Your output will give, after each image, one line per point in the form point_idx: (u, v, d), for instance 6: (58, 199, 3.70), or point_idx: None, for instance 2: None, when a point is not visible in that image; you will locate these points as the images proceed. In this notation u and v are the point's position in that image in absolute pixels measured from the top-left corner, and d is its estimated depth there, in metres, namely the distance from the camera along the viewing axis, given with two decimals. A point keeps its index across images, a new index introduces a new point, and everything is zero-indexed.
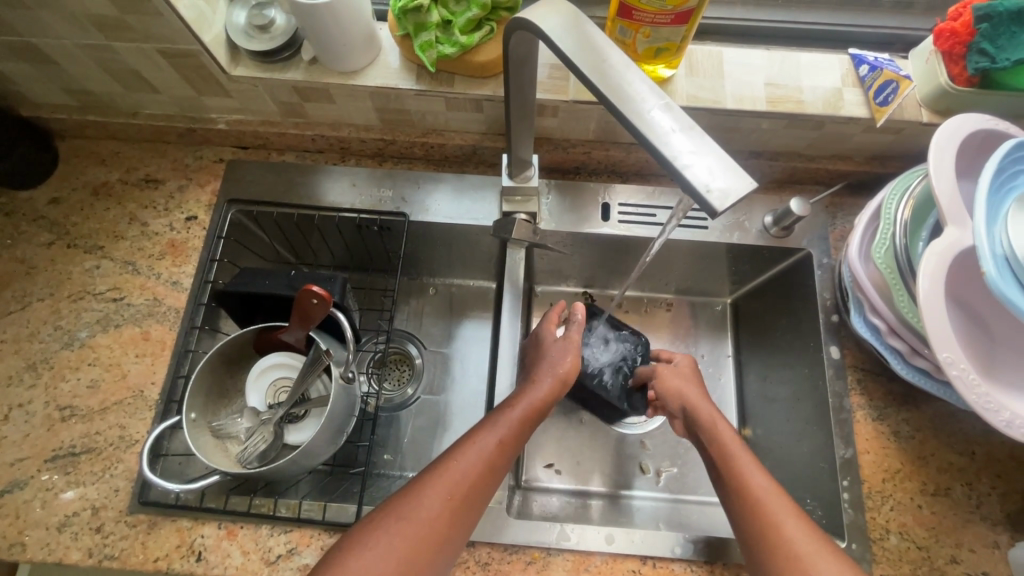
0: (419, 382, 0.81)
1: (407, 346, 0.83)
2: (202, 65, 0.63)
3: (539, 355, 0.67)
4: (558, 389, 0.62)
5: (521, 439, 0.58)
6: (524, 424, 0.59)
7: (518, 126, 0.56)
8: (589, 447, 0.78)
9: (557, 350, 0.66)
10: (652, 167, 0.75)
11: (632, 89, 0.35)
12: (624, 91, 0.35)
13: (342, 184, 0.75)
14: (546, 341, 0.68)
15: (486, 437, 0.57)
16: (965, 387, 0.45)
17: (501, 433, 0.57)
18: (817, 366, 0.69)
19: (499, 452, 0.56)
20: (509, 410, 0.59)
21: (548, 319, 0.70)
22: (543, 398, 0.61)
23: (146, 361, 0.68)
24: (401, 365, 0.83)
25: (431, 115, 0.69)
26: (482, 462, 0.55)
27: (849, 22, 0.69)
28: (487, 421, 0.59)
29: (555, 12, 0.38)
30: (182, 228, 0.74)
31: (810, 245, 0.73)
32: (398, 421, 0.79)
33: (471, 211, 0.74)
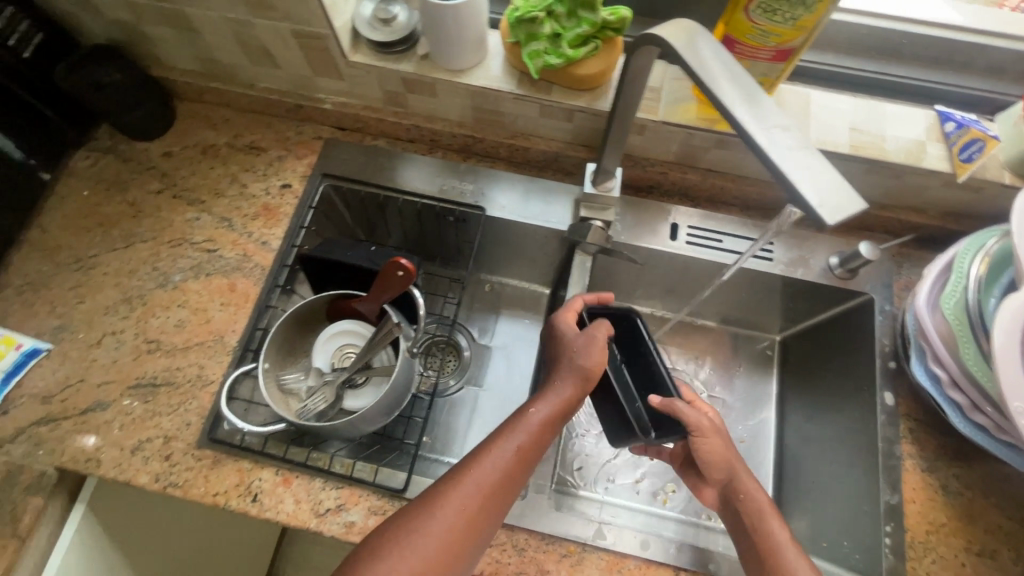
0: (463, 374, 0.84)
1: (457, 336, 0.87)
2: (326, 48, 0.69)
3: (560, 350, 0.65)
4: (581, 388, 0.61)
5: (538, 446, 0.58)
6: (545, 428, 0.58)
7: (615, 139, 0.59)
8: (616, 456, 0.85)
9: (581, 348, 0.63)
10: (724, 195, 0.77)
11: (751, 107, 0.38)
12: (744, 114, 0.38)
13: (428, 174, 0.80)
14: (567, 335, 0.65)
15: (503, 446, 0.56)
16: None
17: (520, 439, 0.56)
18: (870, 409, 0.69)
19: (517, 461, 0.55)
20: (528, 416, 0.58)
21: (568, 307, 0.68)
22: (567, 399, 0.60)
23: (230, 310, 0.73)
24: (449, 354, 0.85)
25: (523, 119, 0.74)
26: (498, 472, 0.54)
27: (938, 81, 0.71)
28: (505, 429, 0.57)
29: (692, 37, 0.42)
30: (277, 193, 0.79)
31: (872, 291, 0.73)
32: (438, 407, 0.81)
33: (544, 214, 0.77)
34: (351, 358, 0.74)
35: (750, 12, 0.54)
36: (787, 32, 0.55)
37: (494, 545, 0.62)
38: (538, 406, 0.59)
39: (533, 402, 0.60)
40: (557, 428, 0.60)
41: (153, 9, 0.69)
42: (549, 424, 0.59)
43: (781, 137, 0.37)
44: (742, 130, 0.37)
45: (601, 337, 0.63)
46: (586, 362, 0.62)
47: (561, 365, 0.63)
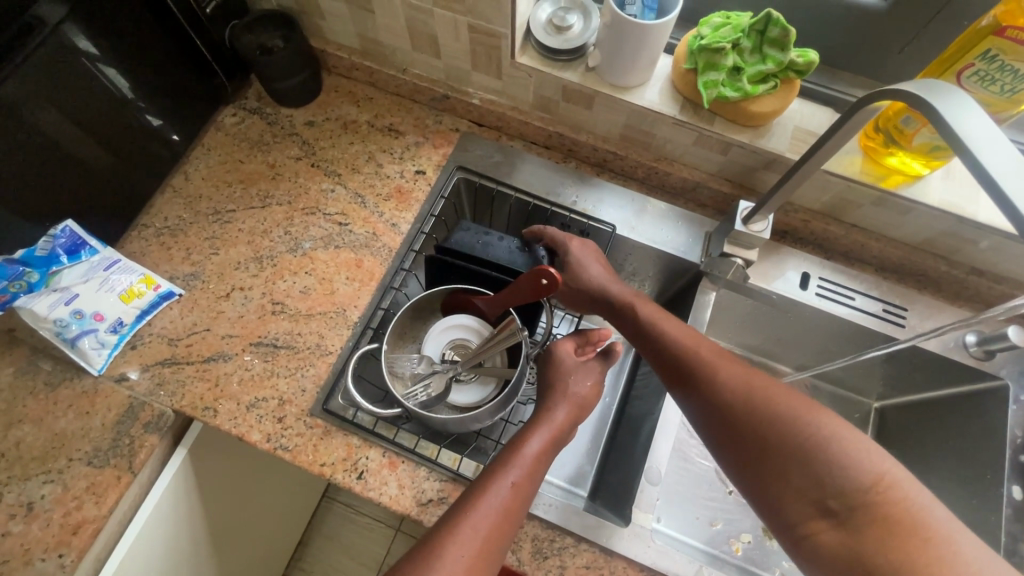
0: None
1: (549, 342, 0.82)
2: (498, 47, 0.70)
3: (553, 375, 0.66)
4: (575, 412, 0.63)
5: (533, 480, 0.57)
6: (537, 461, 0.58)
7: (790, 185, 0.59)
8: (688, 492, 0.84)
9: (577, 373, 0.66)
10: (862, 252, 0.75)
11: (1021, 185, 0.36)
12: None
13: (560, 183, 0.80)
14: (563, 364, 0.66)
15: (499, 484, 0.54)
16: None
17: (513, 476, 0.55)
18: (992, 501, 0.66)
19: (513, 497, 0.54)
20: (522, 451, 0.58)
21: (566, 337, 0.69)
22: (559, 425, 0.61)
23: (354, 285, 0.74)
24: None
25: (673, 144, 0.73)
26: (498, 510, 0.53)
27: None
28: (498, 466, 0.56)
29: (964, 109, 0.39)
30: (410, 178, 0.80)
31: (1009, 377, 0.70)
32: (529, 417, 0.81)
33: (673, 241, 0.76)
34: (462, 353, 0.74)
35: (962, 78, 0.54)
36: (997, 104, 0.54)
37: (592, 567, 0.62)
38: (531, 439, 0.59)
39: (528, 434, 0.60)
40: (549, 458, 0.60)
41: None
42: (543, 455, 0.59)
43: None
44: (1016, 213, 0.35)
45: (596, 371, 0.66)
46: (574, 386, 0.65)
47: (556, 392, 0.64)
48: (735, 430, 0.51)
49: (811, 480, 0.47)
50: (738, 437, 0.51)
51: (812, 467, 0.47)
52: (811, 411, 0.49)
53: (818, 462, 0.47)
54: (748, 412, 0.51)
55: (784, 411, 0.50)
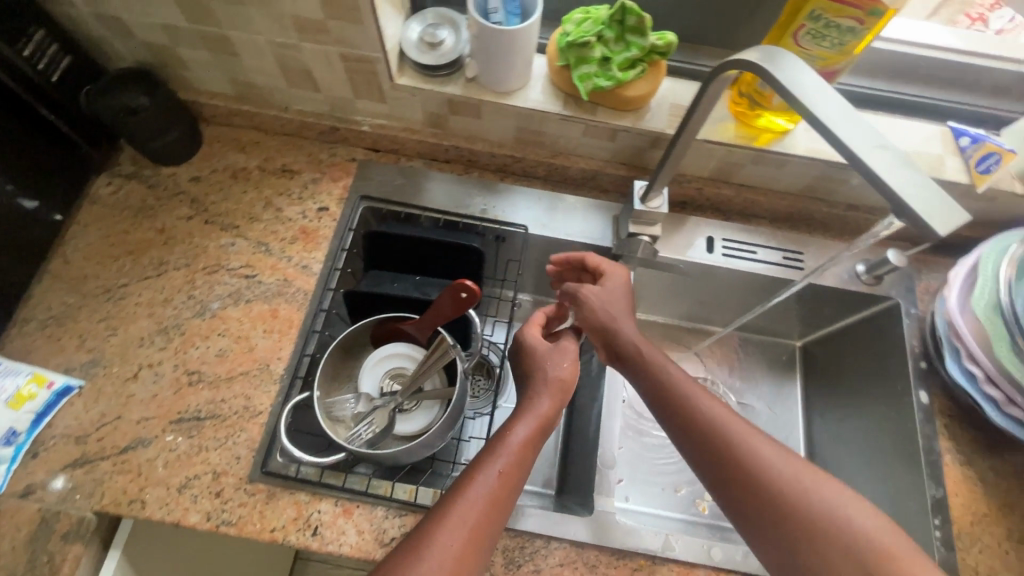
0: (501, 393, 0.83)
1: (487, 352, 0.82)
2: (373, 72, 0.69)
3: (532, 364, 0.66)
4: (560, 397, 0.62)
5: (521, 469, 0.56)
6: (526, 449, 0.57)
7: (673, 159, 0.62)
8: (647, 463, 0.87)
9: (554, 357, 0.65)
10: (754, 208, 0.80)
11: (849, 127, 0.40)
12: (849, 132, 0.40)
13: (465, 193, 0.81)
14: (539, 350, 0.66)
15: (485, 474, 0.54)
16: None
17: (502, 465, 0.55)
18: (905, 408, 0.73)
19: (503, 485, 0.54)
20: (508, 439, 0.57)
21: (533, 320, 0.70)
22: (545, 414, 0.60)
23: (273, 337, 0.71)
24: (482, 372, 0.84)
25: (565, 139, 0.75)
26: (487, 496, 0.52)
27: (951, 99, 0.75)
28: (484, 454, 0.56)
29: (788, 64, 0.43)
30: (313, 216, 0.78)
31: (898, 296, 0.77)
32: None
33: (584, 230, 0.79)
34: (400, 382, 0.72)
35: (799, 37, 0.58)
36: (832, 56, 0.59)
37: (565, 564, 0.62)
38: (517, 427, 0.58)
39: (512, 423, 0.59)
40: (538, 446, 0.59)
41: (193, 32, 0.68)
42: (530, 444, 0.58)
43: (887, 159, 0.39)
44: (851, 151, 0.39)
45: (572, 350, 0.66)
46: (557, 369, 0.64)
47: (537, 381, 0.64)
48: (773, 515, 0.52)
49: (853, 567, 0.48)
50: (779, 522, 0.52)
51: (852, 553, 0.49)
52: (849, 502, 0.51)
53: (859, 551, 0.49)
54: (786, 497, 0.52)
55: (827, 500, 0.51)
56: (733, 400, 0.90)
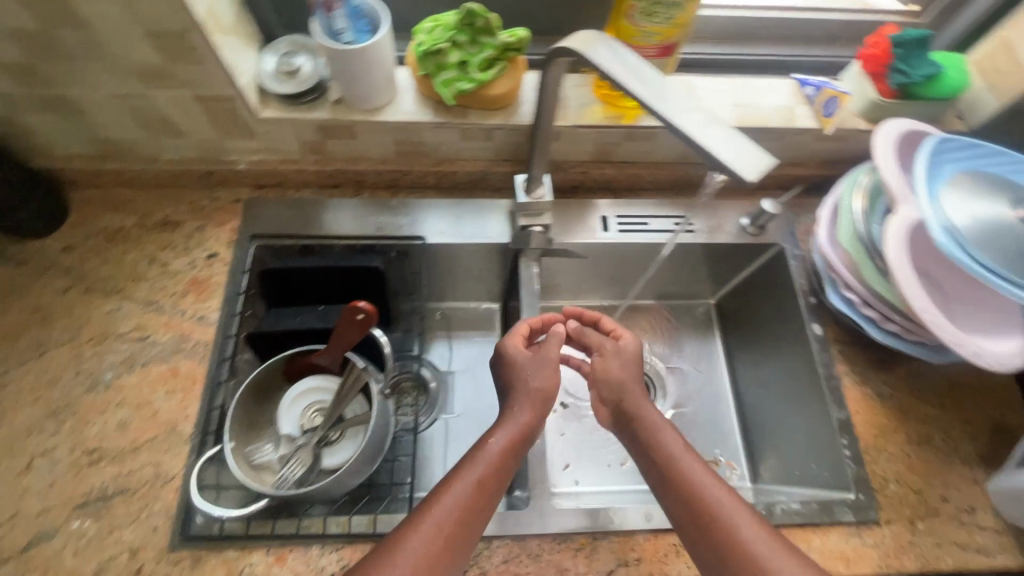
0: (434, 407, 0.83)
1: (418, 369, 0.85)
2: (233, 109, 0.68)
3: (513, 376, 0.68)
4: (539, 406, 0.65)
5: (499, 477, 0.59)
6: (503, 457, 0.60)
7: (541, 148, 0.64)
8: (590, 444, 0.89)
9: (532, 368, 0.68)
10: (639, 181, 0.84)
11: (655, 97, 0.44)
12: (651, 97, 0.44)
13: (359, 215, 0.80)
14: (517, 359, 0.69)
15: (462, 484, 0.57)
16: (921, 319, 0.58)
17: (480, 472, 0.58)
18: (805, 343, 0.78)
19: (478, 491, 0.57)
20: (487, 447, 0.60)
21: (515, 332, 0.72)
22: (525, 423, 0.63)
23: (177, 397, 0.68)
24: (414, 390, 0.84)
25: (446, 146, 0.76)
26: (463, 504, 0.55)
27: (792, 53, 0.81)
28: (463, 463, 0.59)
29: (594, 44, 0.47)
30: (203, 265, 0.75)
31: (782, 240, 0.83)
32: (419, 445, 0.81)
33: (483, 231, 0.80)
34: (321, 416, 0.71)
35: (634, 17, 0.61)
36: (667, 30, 0.62)
37: (511, 560, 0.63)
38: (496, 436, 0.61)
39: (492, 431, 0.62)
40: (517, 455, 0.62)
41: (28, 96, 0.64)
42: (509, 452, 0.61)
43: (692, 120, 0.42)
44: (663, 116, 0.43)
45: (550, 359, 0.69)
46: (536, 381, 0.67)
47: (518, 391, 0.67)
48: None
49: None
50: None
51: None
52: None
53: None
54: None
55: None
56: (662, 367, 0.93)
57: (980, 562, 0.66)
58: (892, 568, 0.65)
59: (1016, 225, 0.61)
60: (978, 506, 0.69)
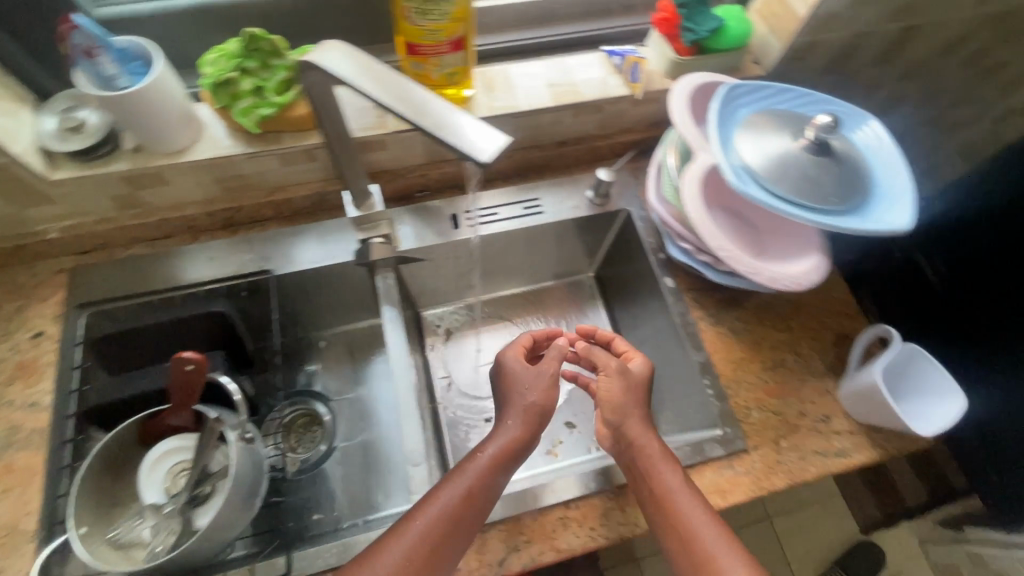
0: (333, 437, 0.84)
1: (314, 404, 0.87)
2: (16, 177, 0.63)
3: (510, 388, 0.71)
4: (530, 420, 0.68)
5: (488, 487, 0.62)
6: (491, 468, 0.63)
7: (347, 159, 0.63)
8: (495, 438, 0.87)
9: (528, 380, 0.70)
10: (483, 173, 0.86)
11: (395, 94, 0.45)
12: (390, 99, 0.44)
13: (201, 261, 0.76)
14: (512, 369, 0.72)
15: (451, 495, 0.60)
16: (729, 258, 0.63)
17: (468, 484, 0.61)
18: (662, 297, 0.82)
19: (467, 502, 0.60)
20: (477, 459, 0.63)
21: (516, 344, 0.76)
22: (514, 437, 0.66)
23: (14, 494, 0.62)
24: (311, 425, 0.85)
25: (270, 174, 0.74)
26: (450, 513, 0.59)
27: (597, 28, 0.85)
28: (453, 475, 0.62)
29: (331, 52, 0.46)
30: (29, 346, 0.70)
31: (626, 205, 0.86)
32: (321, 478, 0.81)
33: (332, 251, 0.78)
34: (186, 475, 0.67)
35: (411, 16, 0.61)
36: (448, 25, 0.63)
37: None
38: (487, 449, 0.64)
39: (484, 442, 0.65)
40: (506, 467, 0.64)
41: None
42: (498, 464, 0.63)
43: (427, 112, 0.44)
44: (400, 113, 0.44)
45: (548, 372, 0.71)
46: (531, 395, 0.69)
47: (512, 403, 0.69)
48: None
49: None
50: None
51: None
52: None
53: None
54: None
55: None
56: None
57: (839, 464, 0.71)
58: (764, 489, 0.69)
59: (800, 153, 0.66)
60: (832, 413, 0.74)
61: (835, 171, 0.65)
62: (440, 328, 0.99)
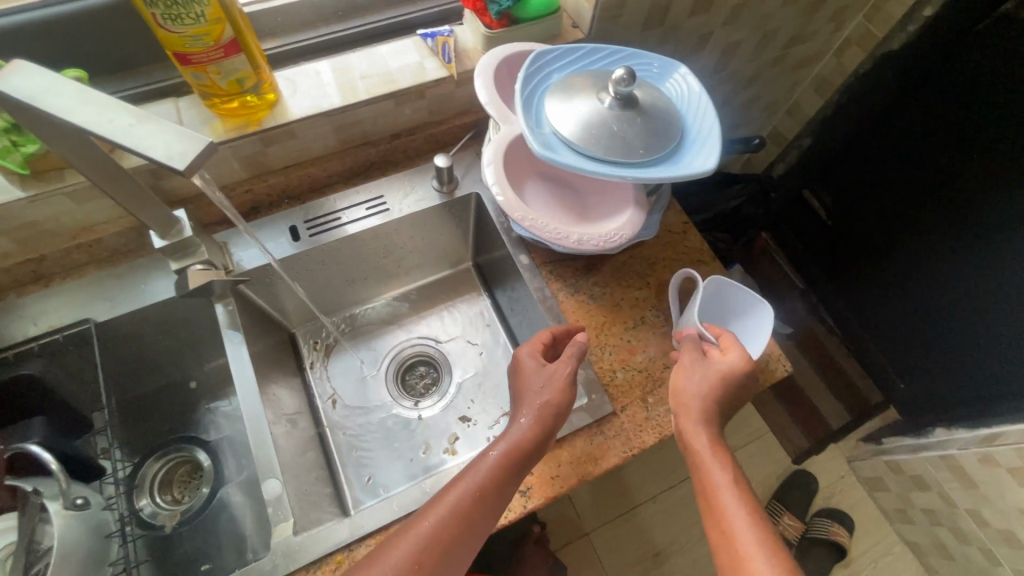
0: (213, 480, 0.82)
1: (195, 451, 0.83)
2: None
3: (522, 384, 0.67)
4: (542, 417, 0.63)
5: (503, 485, 0.60)
6: (502, 467, 0.60)
7: (127, 192, 0.57)
8: (387, 449, 0.86)
9: (539, 378, 0.66)
10: (321, 178, 0.83)
11: (87, 110, 0.40)
12: (85, 116, 0.40)
13: (9, 321, 0.71)
14: (528, 367, 0.67)
15: (458, 490, 0.59)
16: (540, 231, 0.66)
17: (476, 482, 0.59)
18: (521, 275, 0.81)
19: (477, 502, 0.58)
20: (486, 458, 0.61)
21: (534, 340, 0.69)
22: (525, 433, 0.62)
23: None
24: (189, 474, 0.83)
25: (67, 216, 0.68)
26: (455, 513, 0.57)
27: (409, 12, 0.82)
28: (463, 472, 0.60)
29: (16, 72, 0.41)
30: None
31: (474, 188, 0.85)
32: (203, 527, 0.78)
33: (162, 290, 0.74)
34: None
35: (163, 24, 0.56)
36: (210, 28, 0.58)
37: None
38: (496, 448, 0.61)
39: (494, 441, 0.62)
40: (520, 465, 0.61)
41: None
42: (509, 463, 0.60)
43: (122, 126, 0.40)
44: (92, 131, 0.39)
45: (558, 371, 0.65)
46: (545, 395, 0.64)
47: (522, 399, 0.65)
48: None
49: None
50: None
51: None
52: None
53: None
54: None
55: None
56: (442, 340, 0.97)
57: None
58: (635, 448, 0.69)
59: (607, 113, 0.65)
60: None
61: (641, 125, 0.65)
62: (320, 343, 0.94)
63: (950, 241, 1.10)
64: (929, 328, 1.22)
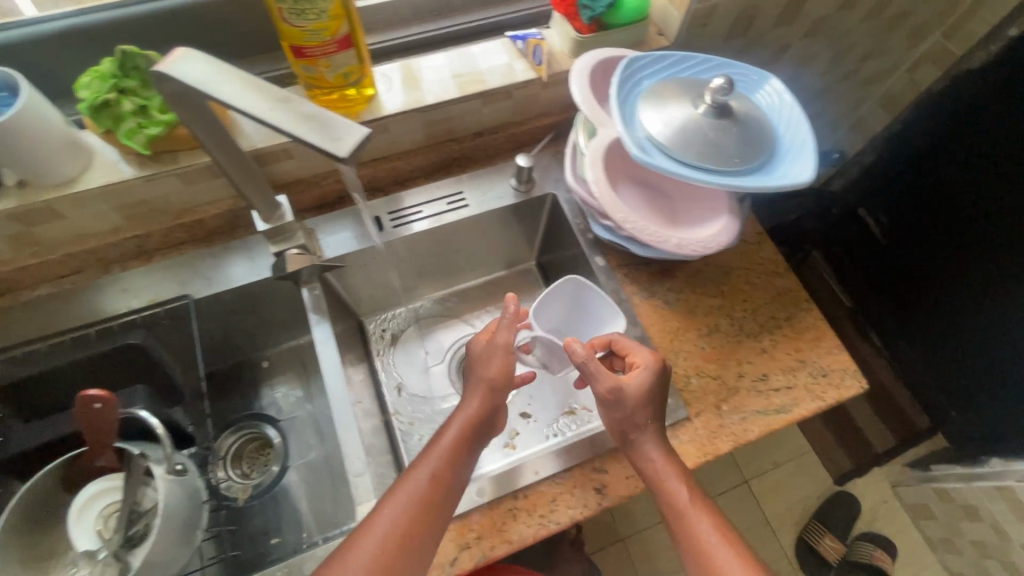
0: (283, 457, 0.85)
1: (264, 429, 0.86)
2: None
3: (470, 368, 0.68)
4: (489, 396, 0.65)
5: (456, 468, 0.61)
6: (455, 449, 0.62)
7: (247, 175, 0.60)
8: None
9: (484, 359, 0.67)
10: (404, 172, 0.86)
11: (251, 98, 0.43)
12: (248, 102, 0.43)
13: (113, 292, 0.74)
14: (477, 352, 0.68)
15: (416, 480, 0.59)
16: (638, 232, 0.66)
17: (433, 467, 0.60)
18: (594, 276, 0.82)
19: (436, 484, 0.59)
20: (439, 442, 0.62)
21: (484, 330, 0.71)
22: (477, 411, 0.64)
23: None
24: (261, 450, 0.86)
25: (174, 196, 0.72)
26: (418, 499, 0.58)
27: (499, 14, 0.84)
28: (420, 459, 0.61)
29: (182, 59, 0.44)
30: None
31: (550, 188, 0.87)
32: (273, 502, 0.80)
33: (253, 271, 0.77)
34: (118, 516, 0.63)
35: (288, 18, 0.59)
36: (330, 24, 0.61)
37: None
38: (447, 430, 0.63)
39: (444, 426, 0.64)
40: (474, 447, 0.63)
41: None
42: (462, 445, 0.62)
43: (282, 112, 0.42)
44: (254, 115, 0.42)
45: (501, 347, 0.67)
46: (489, 374, 0.66)
47: (471, 382, 0.67)
48: None
49: None
50: None
51: None
52: None
53: None
54: None
55: None
56: None
57: (779, 420, 0.72)
58: (709, 455, 0.70)
59: (702, 119, 0.65)
60: (770, 371, 0.75)
61: (737, 133, 0.65)
62: (386, 332, 0.96)
63: (993, 259, 1.07)
64: (969, 347, 1.18)
